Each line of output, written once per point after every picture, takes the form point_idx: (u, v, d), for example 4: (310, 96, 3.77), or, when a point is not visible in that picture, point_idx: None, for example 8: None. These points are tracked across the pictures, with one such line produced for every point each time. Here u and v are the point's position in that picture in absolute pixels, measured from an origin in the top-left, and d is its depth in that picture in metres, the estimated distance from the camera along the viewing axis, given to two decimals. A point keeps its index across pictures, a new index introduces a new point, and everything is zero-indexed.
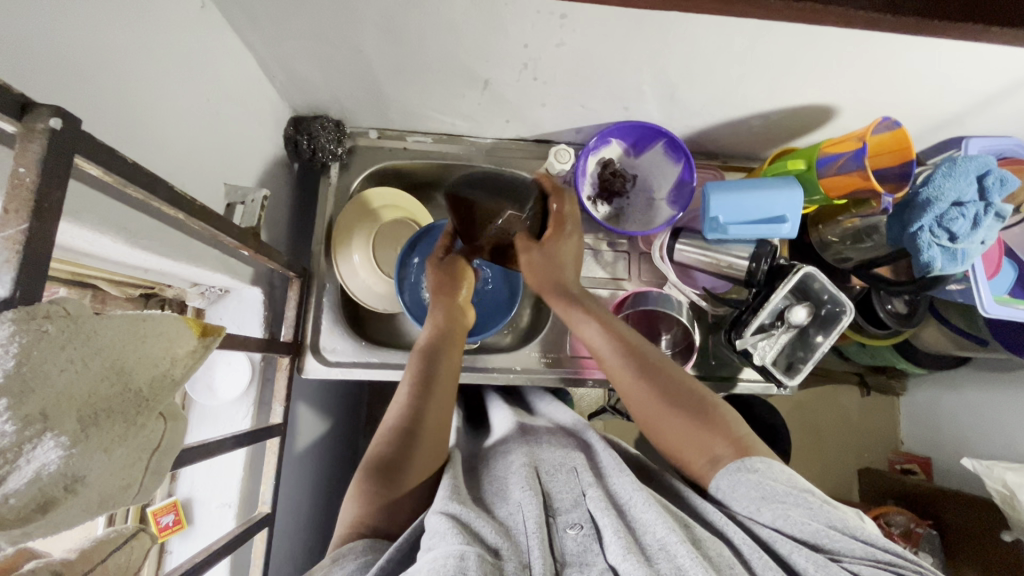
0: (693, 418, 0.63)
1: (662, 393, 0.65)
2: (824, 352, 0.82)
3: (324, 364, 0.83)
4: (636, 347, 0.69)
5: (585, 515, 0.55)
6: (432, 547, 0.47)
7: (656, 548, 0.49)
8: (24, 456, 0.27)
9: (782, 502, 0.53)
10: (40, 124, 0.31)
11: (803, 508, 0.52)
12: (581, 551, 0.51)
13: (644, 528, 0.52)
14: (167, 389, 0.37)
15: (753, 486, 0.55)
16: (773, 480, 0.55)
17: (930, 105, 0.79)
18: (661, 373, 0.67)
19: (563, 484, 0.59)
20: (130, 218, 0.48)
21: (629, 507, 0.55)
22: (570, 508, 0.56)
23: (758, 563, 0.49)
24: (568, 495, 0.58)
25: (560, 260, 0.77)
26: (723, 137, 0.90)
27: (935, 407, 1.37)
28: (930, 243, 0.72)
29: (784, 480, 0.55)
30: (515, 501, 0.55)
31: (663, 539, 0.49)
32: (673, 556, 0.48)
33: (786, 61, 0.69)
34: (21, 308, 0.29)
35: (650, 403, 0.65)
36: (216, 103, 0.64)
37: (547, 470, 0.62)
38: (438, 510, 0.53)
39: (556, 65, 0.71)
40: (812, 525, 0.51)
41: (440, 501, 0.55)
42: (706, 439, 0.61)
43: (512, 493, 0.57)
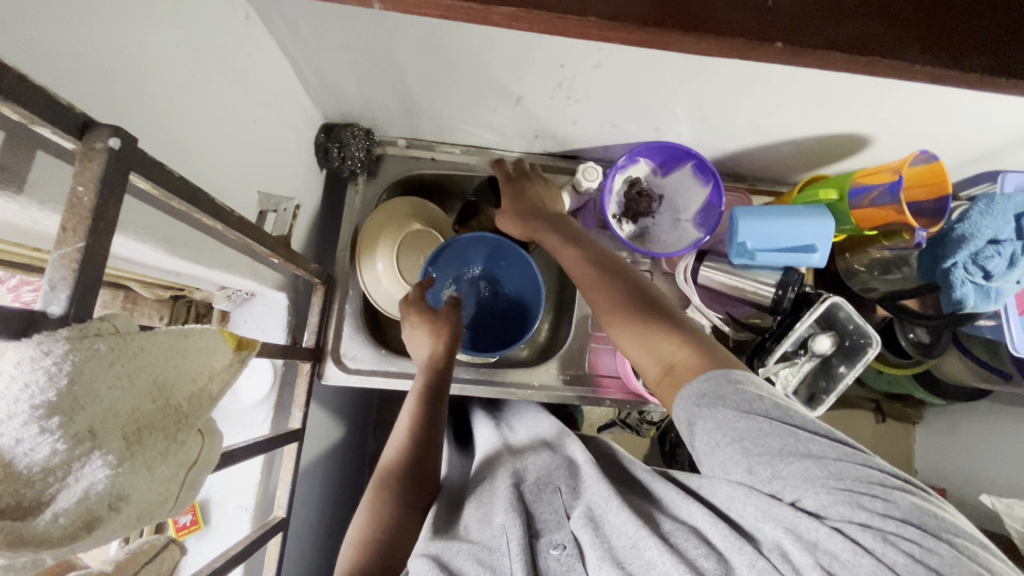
0: (648, 328, 0.61)
1: (619, 305, 0.64)
2: (848, 384, 0.81)
3: (343, 371, 0.84)
4: (601, 264, 0.68)
5: (569, 535, 0.57)
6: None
7: (628, 547, 0.52)
8: (73, 474, 0.28)
9: (738, 428, 0.50)
10: (100, 144, 0.31)
11: (758, 431, 0.49)
12: (563, 571, 0.54)
13: (614, 529, 0.55)
14: (203, 403, 0.37)
15: (703, 421, 0.52)
16: (720, 402, 0.51)
17: (968, 139, 0.78)
18: (623, 286, 0.65)
19: (547, 506, 0.61)
20: (170, 227, 0.49)
21: (604, 514, 0.57)
22: (553, 529, 0.58)
23: (720, 541, 0.51)
24: (551, 516, 0.60)
25: (537, 201, 0.81)
26: (752, 161, 0.90)
27: (952, 439, 1.34)
28: (963, 279, 0.73)
29: (735, 401, 0.51)
30: (498, 524, 0.57)
31: (635, 537, 0.53)
32: (643, 552, 0.51)
33: (825, 90, 0.68)
34: (75, 327, 0.30)
35: (608, 315, 0.65)
36: (255, 112, 0.65)
37: (531, 490, 0.63)
38: (419, 553, 0.55)
39: (591, 85, 0.71)
40: (767, 454, 0.49)
41: (422, 542, 0.58)
42: (665, 344, 0.59)
43: (493, 517, 0.59)
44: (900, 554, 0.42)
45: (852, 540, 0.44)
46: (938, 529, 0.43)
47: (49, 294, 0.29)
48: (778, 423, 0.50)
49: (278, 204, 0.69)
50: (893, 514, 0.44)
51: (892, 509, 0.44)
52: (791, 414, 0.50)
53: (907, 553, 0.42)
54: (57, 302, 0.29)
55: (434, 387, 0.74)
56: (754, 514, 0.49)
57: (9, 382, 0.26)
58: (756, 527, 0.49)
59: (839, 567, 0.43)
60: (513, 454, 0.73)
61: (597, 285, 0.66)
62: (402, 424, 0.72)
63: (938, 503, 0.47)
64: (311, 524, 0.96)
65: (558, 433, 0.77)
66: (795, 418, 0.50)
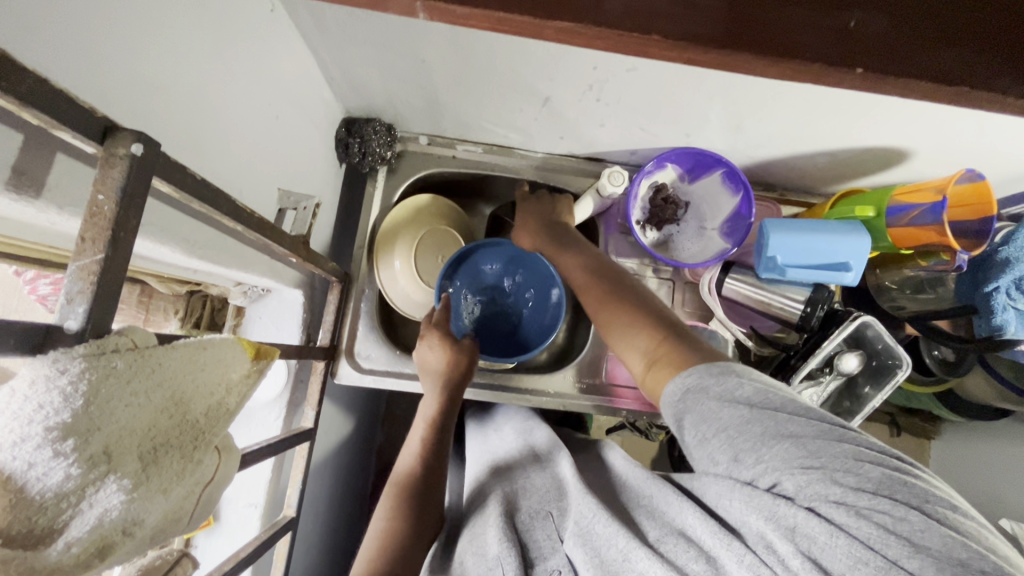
0: (632, 319, 0.60)
1: (608, 301, 0.63)
2: (874, 406, 0.78)
3: (357, 370, 0.82)
4: (604, 269, 0.67)
5: (563, 561, 0.58)
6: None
7: (620, 560, 0.52)
8: (87, 500, 0.27)
9: (720, 421, 0.47)
10: (122, 150, 0.30)
11: (738, 419, 0.47)
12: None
13: (603, 541, 0.54)
14: (221, 417, 0.36)
15: (690, 415, 0.49)
16: (706, 397, 0.49)
17: (1016, 157, 0.74)
18: (615, 286, 0.64)
19: (541, 531, 0.61)
20: (190, 228, 0.48)
21: (593, 525, 0.56)
22: (549, 555, 0.59)
23: (709, 542, 0.49)
24: (546, 542, 0.60)
25: (549, 208, 0.82)
26: (784, 170, 0.87)
27: (969, 457, 1.31)
28: (1005, 305, 0.70)
29: (717, 392, 0.49)
30: (493, 556, 0.56)
31: (626, 549, 0.52)
32: (635, 565, 0.51)
33: (870, 102, 0.65)
34: (92, 343, 0.28)
35: (597, 312, 0.64)
36: (277, 107, 0.63)
37: (524, 518, 0.62)
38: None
39: (623, 89, 0.68)
40: (749, 441, 0.46)
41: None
42: (647, 334, 0.57)
43: (486, 547, 0.58)
44: (874, 528, 0.40)
45: (830, 522, 0.42)
46: (912, 499, 0.41)
47: (65, 308, 0.28)
48: (757, 408, 0.47)
49: (298, 202, 0.67)
50: (865, 488, 0.42)
51: (865, 482, 0.42)
52: (769, 396, 0.48)
53: (880, 526, 0.40)
54: (74, 317, 0.28)
55: (447, 412, 0.74)
56: (740, 507, 0.47)
57: (23, 403, 0.25)
58: (742, 522, 0.47)
59: (820, 552, 0.41)
60: (502, 474, 0.71)
61: (590, 284, 0.66)
62: (411, 445, 0.73)
63: (915, 469, 0.44)
64: (319, 520, 0.96)
65: (550, 442, 0.77)
66: (774, 402, 0.47)
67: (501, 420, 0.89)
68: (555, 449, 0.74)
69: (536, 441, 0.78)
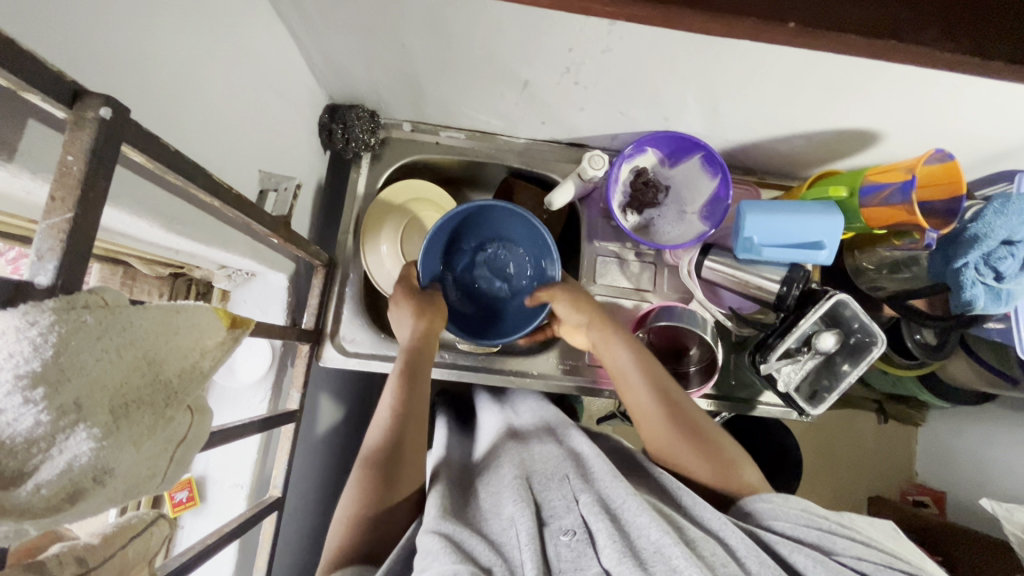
0: (713, 458, 0.66)
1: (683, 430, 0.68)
2: (851, 382, 0.79)
3: (341, 354, 0.83)
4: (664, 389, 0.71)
5: (578, 521, 0.56)
6: (425, 568, 0.48)
7: (651, 551, 0.51)
8: (58, 445, 0.28)
9: (800, 514, 0.57)
10: (90, 113, 0.31)
11: (817, 517, 0.56)
12: (575, 558, 0.53)
13: (636, 530, 0.53)
14: (196, 380, 0.37)
15: (772, 503, 0.59)
16: (789, 514, 0.57)
17: (986, 137, 0.75)
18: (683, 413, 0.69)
19: (555, 492, 0.60)
20: (167, 203, 0.48)
21: (622, 510, 0.56)
22: (563, 515, 0.57)
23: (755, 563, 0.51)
24: (560, 503, 0.59)
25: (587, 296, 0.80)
26: (763, 153, 0.88)
27: (953, 441, 1.32)
28: (974, 280, 0.70)
29: (800, 503, 0.59)
30: (507, 516, 0.56)
31: (659, 542, 0.51)
32: (668, 558, 0.49)
33: (841, 82, 0.66)
34: (62, 298, 0.29)
35: (672, 439, 0.68)
36: (257, 89, 0.64)
37: (539, 482, 0.63)
38: (428, 530, 0.53)
39: (599, 71, 0.69)
40: (825, 533, 0.54)
41: (431, 519, 0.55)
42: (734, 476, 0.65)
43: (502, 507, 0.58)
44: None
45: None
46: None
47: (36, 265, 0.29)
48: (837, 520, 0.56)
49: (279, 183, 0.68)
50: None
51: None
52: (845, 518, 0.57)
53: None
54: (44, 273, 0.29)
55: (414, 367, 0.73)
56: (803, 561, 0.51)
57: None
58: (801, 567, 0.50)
59: None
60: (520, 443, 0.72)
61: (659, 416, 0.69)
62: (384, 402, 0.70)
63: None
64: (308, 507, 0.96)
65: (561, 419, 0.79)
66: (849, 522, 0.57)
67: (502, 403, 0.89)
68: (571, 427, 0.75)
69: (552, 418, 0.80)
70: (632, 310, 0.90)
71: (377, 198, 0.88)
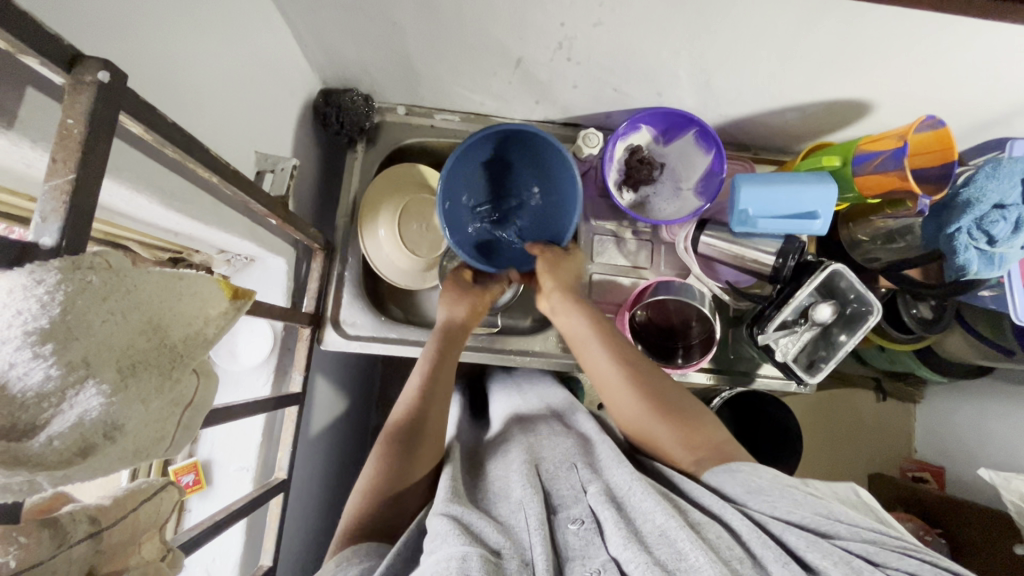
0: (678, 424, 0.67)
1: (651, 401, 0.68)
2: (848, 351, 0.80)
3: (343, 337, 0.84)
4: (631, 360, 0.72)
5: (586, 510, 0.57)
6: (435, 550, 0.49)
7: (656, 535, 0.51)
8: (68, 401, 0.28)
9: (774, 490, 0.55)
10: (88, 77, 0.31)
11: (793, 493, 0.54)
12: (583, 546, 0.53)
13: (643, 515, 0.53)
14: (201, 347, 0.37)
15: (748, 479, 0.57)
16: (775, 488, 0.55)
17: (977, 104, 0.76)
18: (650, 384, 0.70)
19: (565, 483, 0.61)
20: (165, 179, 0.49)
21: (628, 497, 0.56)
22: (572, 505, 0.58)
23: (758, 546, 0.49)
24: (568, 492, 0.60)
25: (570, 269, 0.80)
26: (756, 128, 0.88)
27: (951, 416, 1.33)
28: (967, 245, 0.70)
29: (771, 476, 0.57)
30: (517, 500, 0.57)
31: (663, 526, 0.51)
32: (673, 541, 0.49)
33: (832, 51, 0.67)
34: (67, 259, 0.29)
35: (639, 410, 0.69)
36: (251, 70, 0.64)
37: (549, 470, 0.63)
38: (439, 512, 0.54)
39: (592, 46, 0.70)
40: (804, 504, 0.53)
41: (441, 503, 0.57)
42: (700, 439, 0.66)
43: (512, 491, 0.59)
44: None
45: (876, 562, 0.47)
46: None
47: (39, 225, 0.29)
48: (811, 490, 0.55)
49: (276, 164, 0.68)
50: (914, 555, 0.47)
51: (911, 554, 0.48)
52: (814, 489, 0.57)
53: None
54: (48, 234, 0.29)
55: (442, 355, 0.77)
56: (798, 543, 0.49)
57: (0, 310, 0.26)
58: (802, 549, 0.49)
59: None
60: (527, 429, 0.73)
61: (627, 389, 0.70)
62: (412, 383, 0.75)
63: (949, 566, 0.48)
64: (315, 494, 0.97)
65: (568, 404, 0.81)
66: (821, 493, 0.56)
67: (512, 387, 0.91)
68: (577, 413, 0.78)
69: (560, 405, 0.82)
70: (630, 287, 0.90)
71: (372, 181, 0.88)
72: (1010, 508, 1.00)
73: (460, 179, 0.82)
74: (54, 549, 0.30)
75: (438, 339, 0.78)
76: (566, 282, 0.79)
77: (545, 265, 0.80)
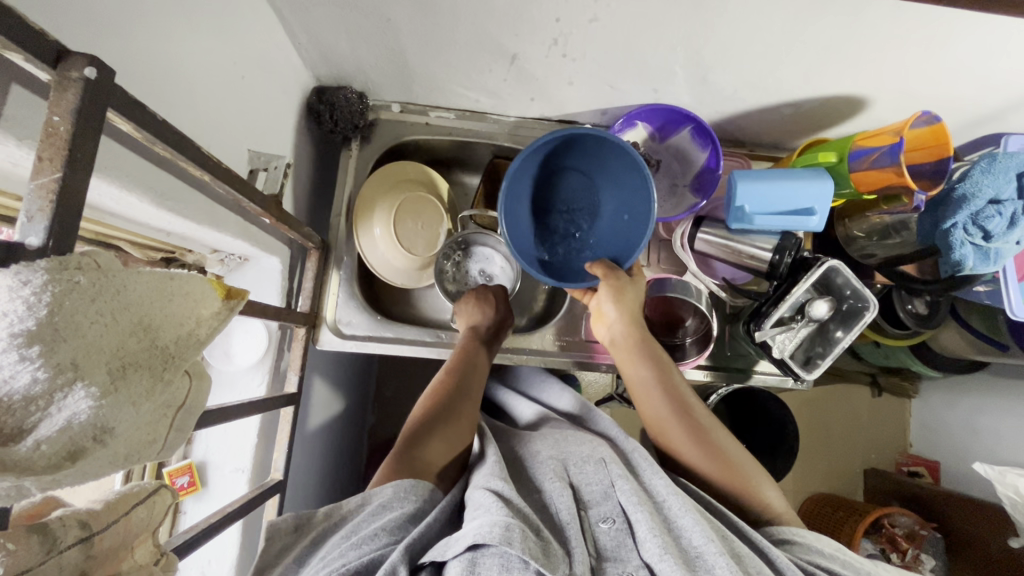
0: (727, 472, 0.67)
1: (701, 444, 0.68)
2: (844, 348, 0.80)
3: (338, 337, 0.83)
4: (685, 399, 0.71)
5: (616, 509, 0.55)
6: (477, 516, 0.49)
7: (693, 554, 0.50)
8: (56, 405, 0.28)
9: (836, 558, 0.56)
10: (75, 73, 0.30)
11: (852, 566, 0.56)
12: (615, 547, 0.52)
13: (683, 533, 0.53)
14: (193, 348, 0.37)
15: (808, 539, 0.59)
16: (836, 555, 0.57)
17: (971, 99, 0.76)
18: (701, 425, 0.70)
19: (592, 477, 0.59)
20: (156, 178, 0.48)
21: (666, 507, 0.56)
22: (602, 502, 0.56)
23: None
24: (597, 488, 0.58)
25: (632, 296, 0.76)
26: (752, 124, 0.88)
27: (945, 411, 1.34)
28: (963, 241, 0.70)
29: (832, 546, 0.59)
30: (550, 492, 0.58)
31: (701, 547, 0.50)
32: (711, 567, 0.49)
33: (828, 47, 0.66)
34: (54, 259, 0.29)
35: (688, 449, 0.69)
36: (243, 67, 0.63)
37: (575, 464, 0.62)
38: (482, 486, 0.55)
39: (587, 42, 0.69)
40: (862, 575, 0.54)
41: (483, 479, 0.58)
42: (746, 489, 0.66)
43: (546, 484, 0.59)
44: None
45: None
46: None
47: (26, 225, 0.28)
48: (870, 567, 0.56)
49: (270, 162, 0.67)
50: None
51: None
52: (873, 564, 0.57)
53: None
54: (35, 234, 0.29)
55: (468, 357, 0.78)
56: None
57: None
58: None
59: None
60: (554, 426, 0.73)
61: (677, 426, 0.70)
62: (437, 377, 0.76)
63: None
64: (312, 495, 0.96)
65: (581, 405, 0.82)
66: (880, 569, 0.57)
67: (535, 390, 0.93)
68: (598, 415, 0.78)
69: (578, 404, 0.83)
70: None
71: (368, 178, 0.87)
72: (1004, 503, 1.01)
73: (518, 187, 0.75)
74: (44, 554, 0.29)
75: (467, 341, 0.80)
76: (626, 312, 0.76)
77: (607, 289, 0.76)
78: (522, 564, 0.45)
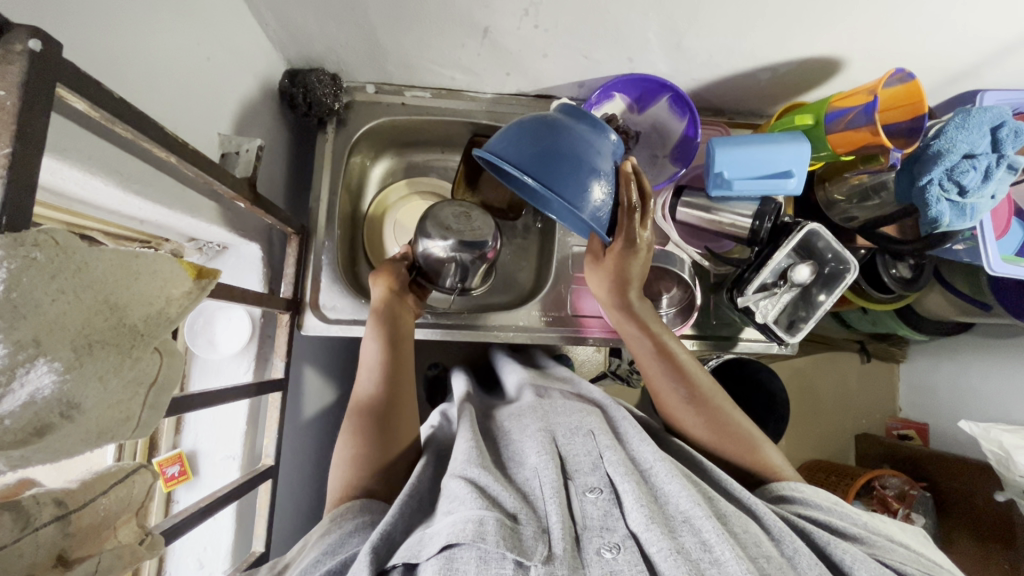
0: (740, 444, 0.67)
1: (709, 421, 0.69)
2: (826, 310, 0.81)
3: (323, 321, 0.82)
4: (689, 374, 0.71)
5: (603, 480, 0.56)
6: (453, 510, 0.50)
7: (680, 520, 0.51)
8: (18, 379, 0.28)
9: (831, 513, 0.57)
10: (19, 46, 0.30)
11: (847, 521, 0.57)
12: (602, 516, 0.52)
13: (670, 497, 0.53)
14: (164, 326, 0.36)
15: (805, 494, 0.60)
16: (834, 508, 0.58)
17: (947, 56, 0.76)
18: (708, 402, 0.70)
19: (580, 446, 0.60)
20: (121, 161, 0.48)
21: (652, 474, 0.57)
22: (588, 472, 0.57)
23: (789, 548, 0.50)
24: (585, 458, 0.58)
25: (631, 266, 0.73)
26: (731, 91, 0.88)
27: (934, 372, 1.35)
28: (939, 197, 0.70)
29: (829, 500, 0.59)
30: (532, 465, 0.58)
31: (688, 512, 0.51)
32: (698, 529, 0.49)
33: (801, 8, 0.66)
34: (9, 234, 0.28)
35: (697, 427, 0.70)
36: (207, 48, 0.62)
37: (563, 435, 0.62)
38: (457, 475, 0.55)
39: (559, 10, 0.68)
40: (855, 529, 0.55)
41: (459, 465, 0.57)
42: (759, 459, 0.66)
43: (529, 460, 0.59)
44: None
45: None
46: None
47: None
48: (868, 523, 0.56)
49: (240, 145, 0.65)
50: None
51: None
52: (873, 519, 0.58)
53: None
54: None
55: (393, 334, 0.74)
56: (840, 555, 0.50)
57: None
58: (847, 564, 0.50)
59: None
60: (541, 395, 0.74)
61: (684, 408, 0.70)
62: (370, 362, 0.72)
63: None
64: (308, 483, 0.96)
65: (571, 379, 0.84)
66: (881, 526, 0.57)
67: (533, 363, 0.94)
68: (592, 387, 0.78)
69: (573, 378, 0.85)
70: None
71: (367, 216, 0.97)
72: (990, 458, 1.02)
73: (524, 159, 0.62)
74: (18, 531, 0.29)
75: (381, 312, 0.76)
76: (624, 279, 0.74)
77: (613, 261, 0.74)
78: (499, 555, 0.46)
